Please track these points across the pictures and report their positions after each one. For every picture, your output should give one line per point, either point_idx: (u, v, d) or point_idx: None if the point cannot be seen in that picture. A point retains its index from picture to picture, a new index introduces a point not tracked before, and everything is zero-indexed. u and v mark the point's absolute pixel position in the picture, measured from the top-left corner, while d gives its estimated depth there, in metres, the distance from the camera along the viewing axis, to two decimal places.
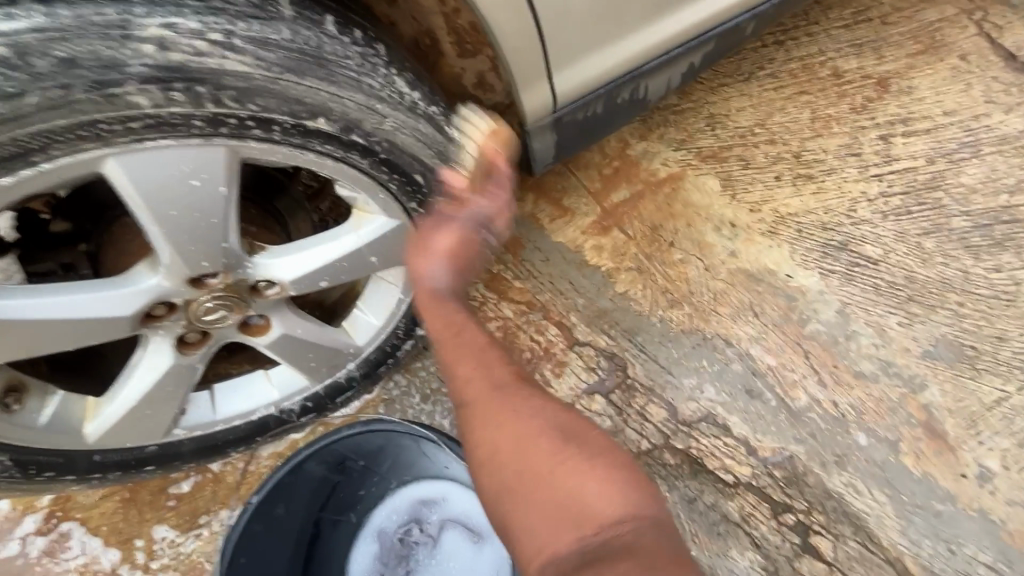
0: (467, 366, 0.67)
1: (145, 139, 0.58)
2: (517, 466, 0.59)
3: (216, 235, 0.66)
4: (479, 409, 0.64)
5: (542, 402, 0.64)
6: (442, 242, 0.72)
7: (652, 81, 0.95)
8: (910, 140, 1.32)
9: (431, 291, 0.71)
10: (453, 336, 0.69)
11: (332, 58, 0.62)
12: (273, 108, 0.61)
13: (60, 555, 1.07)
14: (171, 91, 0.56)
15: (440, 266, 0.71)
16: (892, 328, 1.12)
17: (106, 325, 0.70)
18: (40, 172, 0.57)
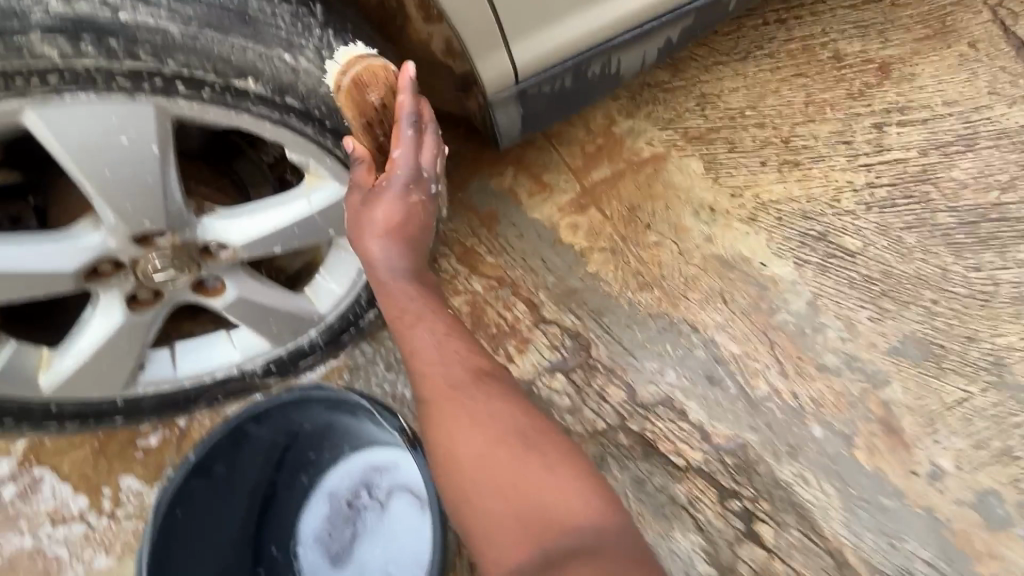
0: (425, 356, 0.68)
1: (64, 93, 0.57)
2: (480, 476, 0.62)
3: (154, 194, 0.66)
4: (443, 412, 0.65)
5: (505, 399, 0.67)
6: (382, 212, 0.67)
7: (625, 55, 0.92)
8: (905, 130, 1.28)
9: (381, 271, 0.68)
10: (409, 322, 0.68)
11: (259, 18, 0.61)
12: (196, 65, 0.59)
13: (31, 497, 1.11)
14: (81, 43, 0.55)
15: (382, 243, 0.67)
16: (861, 322, 1.11)
17: (49, 278, 0.70)
18: None
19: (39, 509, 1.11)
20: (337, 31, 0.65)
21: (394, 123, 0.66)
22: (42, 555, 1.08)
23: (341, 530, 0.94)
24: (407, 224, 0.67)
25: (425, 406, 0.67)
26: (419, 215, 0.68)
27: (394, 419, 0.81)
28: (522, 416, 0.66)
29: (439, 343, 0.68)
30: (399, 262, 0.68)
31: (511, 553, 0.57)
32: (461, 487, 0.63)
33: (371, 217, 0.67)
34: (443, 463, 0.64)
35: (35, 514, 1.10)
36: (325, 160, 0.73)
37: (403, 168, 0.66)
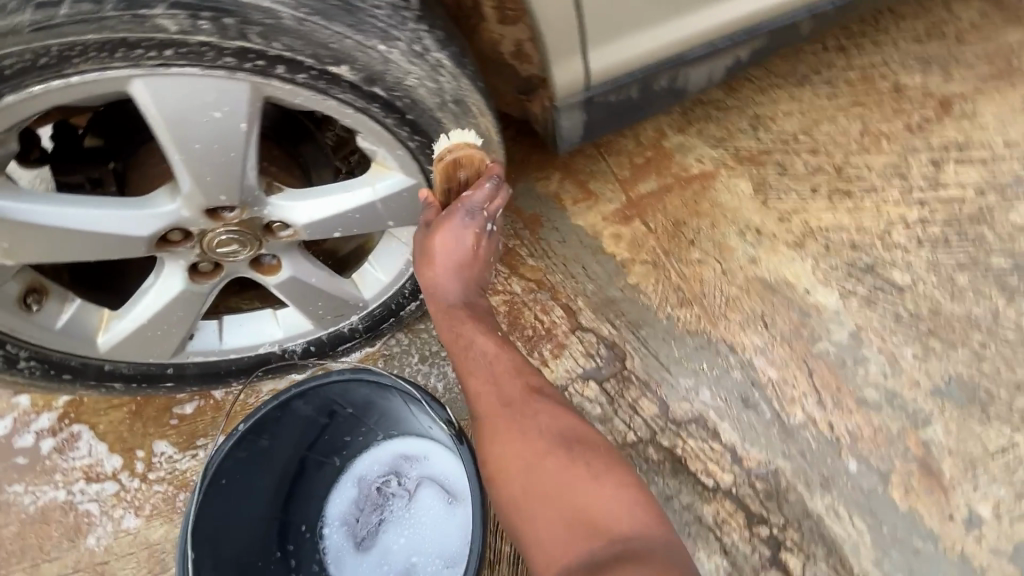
0: (477, 372, 0.75)
1: (171, 65, 0.59)
2: (529, 485, 0.68)
3: (235, 170, 0.68)
4: (497, 429, 0.72)
5: (551, 414, 0.73)
6: (444, 251, 0.75)
7: (694, 70, 0.92)
8: (963, 168, 1.26)
9: (443, 298, 0.77)
10: (463, 349, 0.77)
11: (362, 6, 0.61)
12: (298, 49, 0.60)
13: (69, 453, 1.14)
14: (199, 19, 0.56)
15: (445, 277, 0.76)
16: (905, 359, 1.09)
17: (124, 243, 0.72)
18: (69, 85, 0.58)
19: (75, 465, 1.14)
20: (430, 27, 0.66)
21: (474, 189, 0.74)
22: (74, 510, 1.11)
23: (368, 516, 0.95)
24: (473, 263, 0.77)
25: (480, 424, 0.74)
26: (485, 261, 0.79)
27: (443, 410, 0.80)
28: (567, 429, 0.72)
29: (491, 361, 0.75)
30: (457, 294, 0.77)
31: (562, 556, 0.62)
32: (512, 494, 0.69)
33: (436, 256, 0.75)
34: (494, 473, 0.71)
35: (71, 469, 1.13)
36: (396, 151, 0.74)
37: (479, 215, 0.74)
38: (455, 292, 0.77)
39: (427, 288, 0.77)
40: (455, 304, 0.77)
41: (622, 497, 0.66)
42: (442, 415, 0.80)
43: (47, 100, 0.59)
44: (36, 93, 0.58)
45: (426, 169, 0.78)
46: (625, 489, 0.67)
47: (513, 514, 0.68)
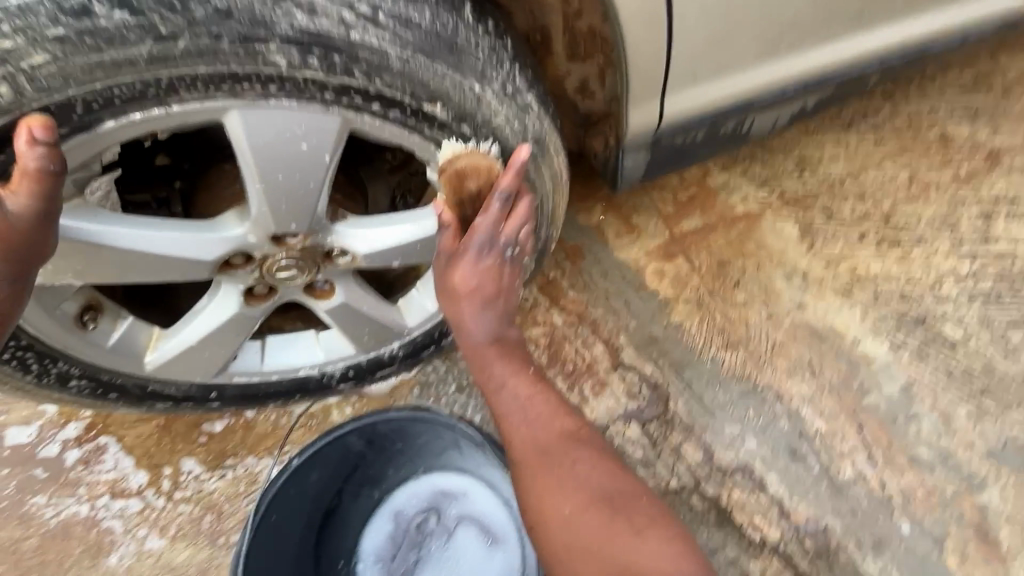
0: (513, 420, 0.73)
1: (270, 97, 0.58)
2: (575, 540, 0.67)
3: (311, 200, 0.67)
4: (537, 476, 0.70)
5: (590, 464, 0.72)
6: (465, 281, 0.69)
7: (759, 116, 0.91)
8: (1014, 223, 1.23)
9: (472, 338, 0.73)
10: (495, 389, 0.74)
11: (464, 47, 0.61)
12: (396, 87, 0.60)
13: (94, 466, 1.12)
14: (309, 56, 0.56)
15: (473, 312, 0.71)
16: (959, 418, 1.07)
17: (190, 265, 0.71)
18: (168, 113, 0.57)
19: (100, 479, 1.11)
20: (521, 67, 0.66)
21: (485, 207, 0.67)
22: (97, 526, 1.08)
23: (405, 553, 0.92)
24: (496, 279, 0.70)
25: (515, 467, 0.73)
26: (512, 287, 0.73)
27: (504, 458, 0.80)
28: (606, 479, 0.71)
29: (522, 402, 0.73)
30: (487, 329, 0.73)
31: None
32: (553, 545, 0.68)
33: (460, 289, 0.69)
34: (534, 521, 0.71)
35: (95, 483, 1.11)
36: None
37: (491, 235, 0.67)
38: (485, 318, 0.72)
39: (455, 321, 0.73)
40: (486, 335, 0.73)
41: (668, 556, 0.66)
42: (505, 463, 0.79)
43: (142, 128, 0.58)
44: (135, 121, 0.57)
45: None
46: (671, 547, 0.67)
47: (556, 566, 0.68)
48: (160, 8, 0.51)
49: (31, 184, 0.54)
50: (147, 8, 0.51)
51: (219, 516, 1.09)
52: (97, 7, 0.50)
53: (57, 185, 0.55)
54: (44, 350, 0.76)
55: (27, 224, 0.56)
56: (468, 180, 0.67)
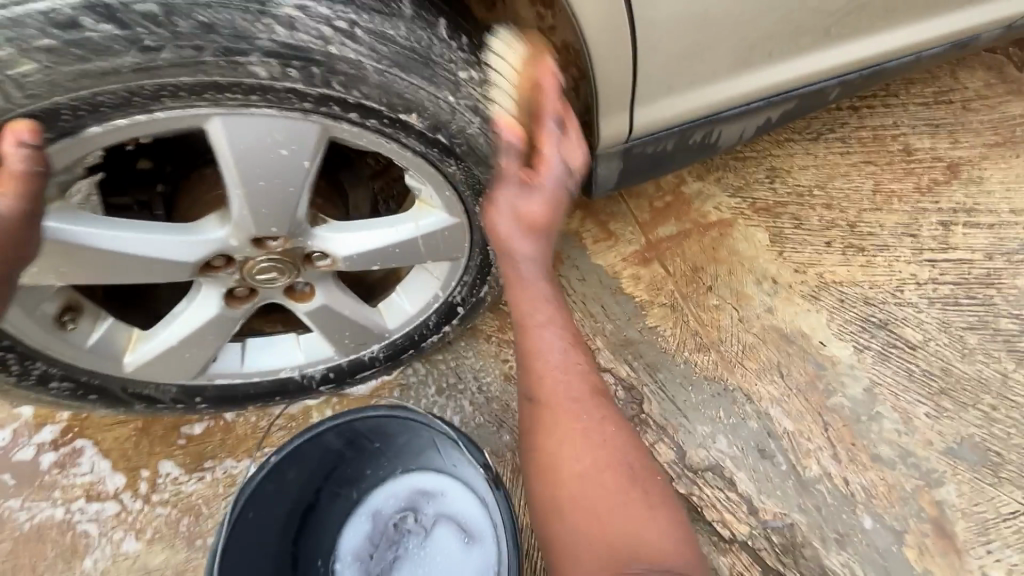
0: (540, 354, 0.71)
1: (251, 106, 0.60)
2: (583, 497, 0.66)
3: (290, 204, 0.69)
4: (556, 423, 0.69)
5: (610, 425, 0.70)
6: (535, 206, 0.69)
7: (725, 129, 0.96)
8: (971, 231, 1.29)
9: (517, 265, 0.71)
10: (533, 323, 0.71)
11: (438, 60, 0.65)
12: (373, 97, 0.63)
13: (69, 469, 1.11)
14: (288, 67, 0.58)
15: (524, 238, 0.70)
16: (918, 417, 1.12)
17: (171, 267, 0.73)
18: (153, 119, 0.59)
19: (75, 482, 1.11)
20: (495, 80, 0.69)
21: (544, 147, 0.66)
22: (72, 530, 1.08)
23: (382, 552, 0.94)
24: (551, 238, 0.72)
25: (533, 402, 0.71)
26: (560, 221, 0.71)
27: (479, 452, 0.82)
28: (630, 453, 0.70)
29: (564, 354, 0.71)
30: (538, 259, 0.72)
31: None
32: (553, 496, 0.68)
33: (522, 202, 0.68)
34: (539, 468, 0.69)
35: (71, 487, 1.10)
36: (444, 191, 0.76)
37: (560, 179, 0.68)
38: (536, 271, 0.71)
39: (506, 250, 0.71)
40: (534, 277, 0.71)
41: (663, 532, 0.65)
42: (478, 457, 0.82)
43: (125, 133, 0.60)
44: (120, 126, 0.59)
45: (469, 209, 0.79)
46: (663, 518, 0.67)
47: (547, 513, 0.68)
48: (146, 22, 0.53)
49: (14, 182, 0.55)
50: (132, 20, 0.53)
51: (196, 519, 1.09)
52: (86, 20, 0.52)
53: (40, 183, 0.56)
54: (24, 350, 0.76)
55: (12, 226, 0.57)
56: (540, 78, 0.65)
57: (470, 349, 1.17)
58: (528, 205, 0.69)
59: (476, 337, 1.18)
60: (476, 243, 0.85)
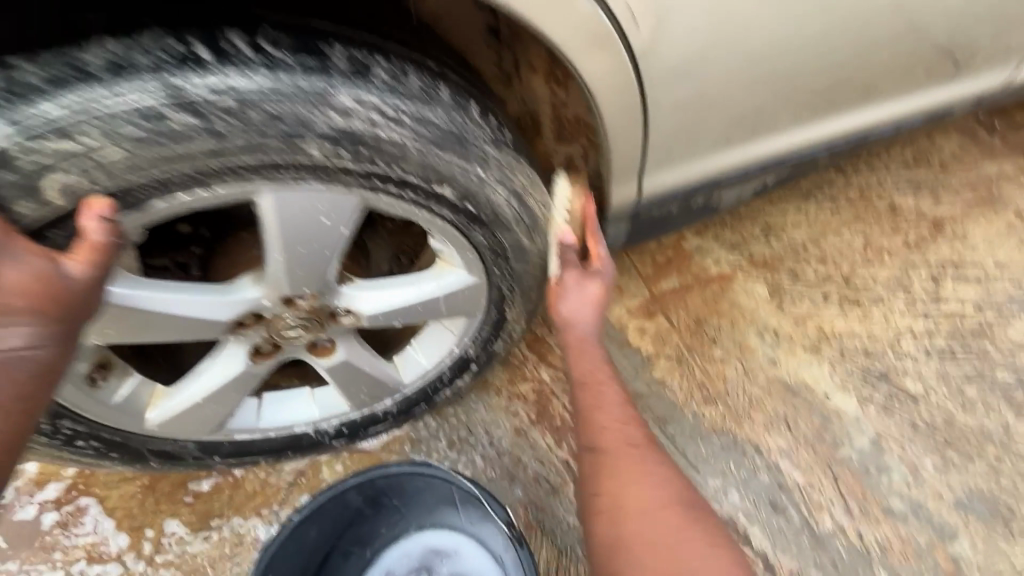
0: (593, 398, 0.82)
1: (301, 181, 0.65)
2: (646, 538, 0.70)
3: (324, 266, 0.73)
4: (617, 460, 0.76)
5: (668, 468, 0.77)
6: (593, 291, 0.84)
7: (725, 192, 1.03)
8: (960, 285, 1.35)
9: (578, 334, 0.85)
10: (595, 382, 0.83)
11: (472, 139, 0.70)
12: (411, 172, 0.68)
13: (72, 529, 1.09)
14: (340, 149, 0.63)
15: (589, 317, 0.84)
16: (926, 469, 1.14)
17: (205, 325, 0.76)
18: (212, 195, 0.63)
19: (78, 543, 1.08)
20: (519, 155, 0.75)
21: (592, 244, 0.84)
22: None
23: None
24: (602, 315, 0.86)
25: (594, 451, 0.78)
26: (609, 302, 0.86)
27: (503, 511, 0.83)
28: (688, 493, 0.76)
29: (621, 407, 0.81)
30: (595, 328, 0.85)
31: None
32: (612, 537, 0.72)
33: (587, 291, 0.84)
34: (598, 507, 0.74)
35: (73, 548, 1.08)
36: (467, 253, 0.81)
37: (603, 270, 0.84)
38: (588, 344, 0.85)
39: (569, 324, 0.85)
40: (587, 345, 0.85)
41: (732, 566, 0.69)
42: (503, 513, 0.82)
43: (185, 208, 0.64)
44: (183, 202, 0.63)
45: (488, 269, 0.84)
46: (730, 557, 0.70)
47: (606, 556, 0.72)
48: (221, 113, 0.58)
49: (93, 250, 0.57)
50: (210, 112, 0.58)
51: None
52: (169, 113, 0.57)
53: (112, 254, 0.59)
54: (54, 409, 0.77)
55: (82, 288, 0.57)
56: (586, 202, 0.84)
57: (481, 402, 1.18)
58: (591, 292, 0.84)
59: (487, 390, 1.19)
60: (492, 301, 0.89)
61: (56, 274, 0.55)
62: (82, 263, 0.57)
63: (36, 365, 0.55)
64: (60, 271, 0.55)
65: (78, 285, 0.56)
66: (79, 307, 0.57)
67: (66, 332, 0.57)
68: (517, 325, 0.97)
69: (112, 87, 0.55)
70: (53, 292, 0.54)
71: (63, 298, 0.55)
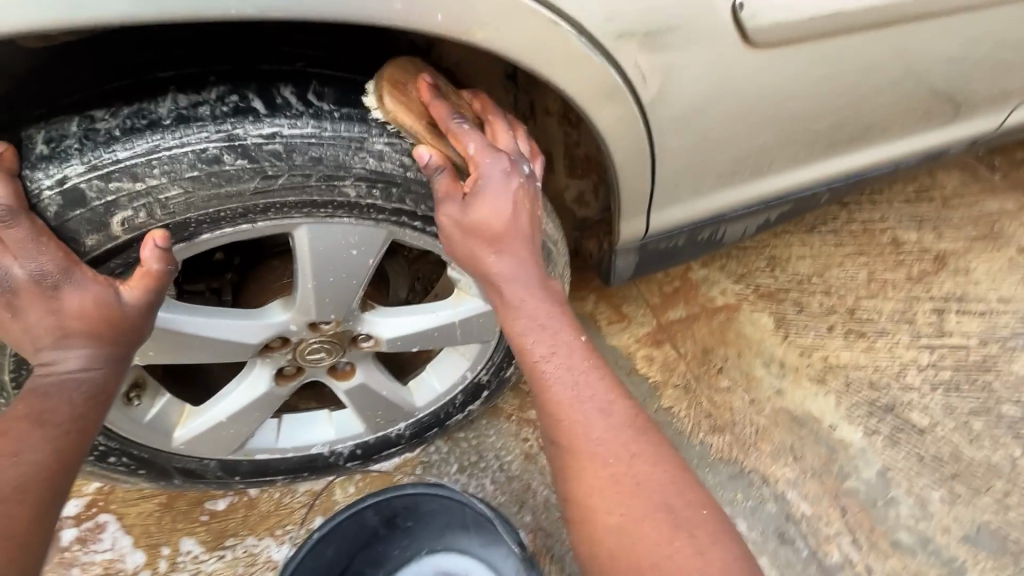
0: (541, 372, 0.65)
1: (334, 218, 0.70)
2: (620, 543, 0.58)
3: (350, 294, 0.78)
4: (580, 460, 0.62)
5: (645, 457, 0.62)
6: (490, 212, 0.65)
7: (730, 227, 1.08)
8: (964, 319, 1.37)
9: (507, 287, 0.68)
10: (534, 353, 0.66)
11: None
12: (436, 210, 0.73)
13: (90, 545, 1.11)
14: (373, 189, 0.69)
15: (502, 256, 0.67)
16: (933, 503, 1.15)
17: (235, 347, 0.80)
18: (254, 227, 0.69)
19: (95, 559, 1.10)
20: None
21: (460, 146, 0.64)
22: None
23: None
24: (525, 243, 0.68)
25: (559, 452, 0.63)
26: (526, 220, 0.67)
27: (515, 532, 0.85)
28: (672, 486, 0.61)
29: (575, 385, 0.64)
30: (516, 270, 0.68)
31: None
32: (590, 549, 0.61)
33: (480, 218, 0.66)
34: (569, 517, 0.63)
35: (90, 565, 1.10)
36: None
37: (497, 172, 0.64)
38: (524, 291, 0.67)
39: (488, 277, 0.68)
40: (519, 293, 0.67)
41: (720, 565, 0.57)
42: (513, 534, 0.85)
43: (229, 239, 0.70)
44: (227, 233, 0.68)
45: None
46: (716, 551, 0.58)
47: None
48: (270, 157, 0.64)
49: (145, 279, 0.61)
50: (261, 156, 0.63)
51: None
52: (225, 157, 0.62)
53: (165, 283, 0.63)
54: None
55: (134, 316, 0.61)
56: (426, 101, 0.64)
57: (491, 427, 1.21)
58: (491, 216, 0.66)
59: (497, 416, 1.22)
60: (506, 329, 0.93)
61: (113, 300, 0.60)
62: (135, 289, 0.62)
63: (92, 386, 0.60)
64: (116, 298, 0.60)
65: (131, 311, 0.61)
66: (131, 331, 0.62)
67: (123, 352, 0.62)
68: None
69: (178, 135, 0.61)
70: (109, 319, 0.60)
71: (118, 324, 0.61)
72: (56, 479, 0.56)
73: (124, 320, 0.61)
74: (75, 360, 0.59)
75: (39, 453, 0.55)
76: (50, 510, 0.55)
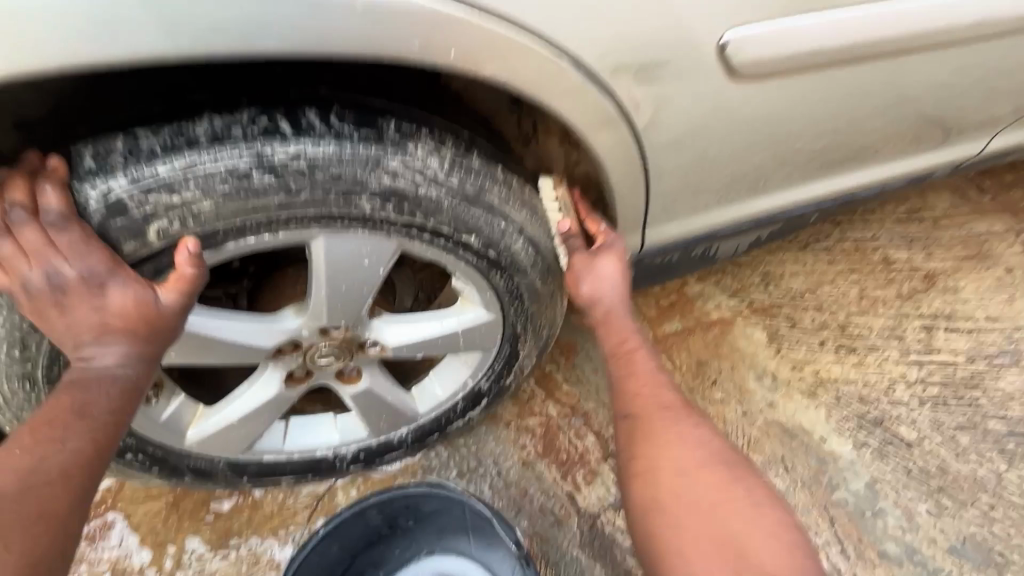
0: (630, 371, 0.86)
1: (348, 230, 0.75)
2: (683, 495, 0.73)
3: (359, 301, 0.83)
4: (653, 426, 0.80)
5: (703, 432, 0.79)
6: (609, 259, 0.88)
7: (722, 243, 1.13)
8: (953, 336, 1.41)
9: (608, 308, 0.89)
10: (625, 354, 0.88)
11: (498, 197, 0.80)
12: (444, 224, 0.78)
13: (98, 543, 1.14)
14: (387, 203, 0.74)
15: (612, 287, 0.89)
16: (919, 514, 1.18)
17: (250, 350, 0.85)
18: (275, 237, 0.74)
19: (103, 556, 1.13)
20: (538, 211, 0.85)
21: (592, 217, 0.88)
22: None
23: None
24: (623, 283, 0.90)
25: (628, 420, 0.83)
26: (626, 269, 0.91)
27: (511, 531, 0.88)
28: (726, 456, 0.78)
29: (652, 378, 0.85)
30: (618, 297, 0.89)
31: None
32: (647, 498, 0.76)
33: (602, 263, 0.88)
34: (635, 472, 0.78)
35: (98, 561, 1.13)
36: (486, 293, 0.90)
37: (614, 239, 0.89)
38: (618, 315, 0.90)
39: (596, 300, 0.89)
40: (617, 315, 0.90)
41: (772, 525, 0.70)
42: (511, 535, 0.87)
43: (252, 248, 0.75)
44: (250, 244, 0.74)
45: (504, 309, 0.92)
46: (766, 516, 0.71)
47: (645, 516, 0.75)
48: (294, 173, 0.69)
49: (181, 281, 0.68)
50: (286, 173, 0.68)
51: None
52: (254, 174, 0.67)
53: (196, 286, 0.70)
54: None
55: (168, 316, 0.68)
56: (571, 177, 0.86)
57: (490, 434, 1.24)
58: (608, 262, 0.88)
59: (496, 423, 1.25)
60: (506, 337, 0.97)
61: (151, 300, 0.67)
62: (172, 291, 0.68)
63: (126, 382, 0.66)
64: (154, 299, 0.67)
65: (167, 311, 0.68)
66: (166, 330, 0.68)
67: (157, 351, 0.68)
68: (527, 360, 1.04)
69: (213, 154, 0.66)
70: (147, 317, 0.66)
71: (154, 323, 0.67)
72: (91, 468, 0.61)
73: (159, 320, 0.67)
74: (112, 356, 0.65)
75: (79, 442, 0.61)
76: (85, 497, 0.60)
